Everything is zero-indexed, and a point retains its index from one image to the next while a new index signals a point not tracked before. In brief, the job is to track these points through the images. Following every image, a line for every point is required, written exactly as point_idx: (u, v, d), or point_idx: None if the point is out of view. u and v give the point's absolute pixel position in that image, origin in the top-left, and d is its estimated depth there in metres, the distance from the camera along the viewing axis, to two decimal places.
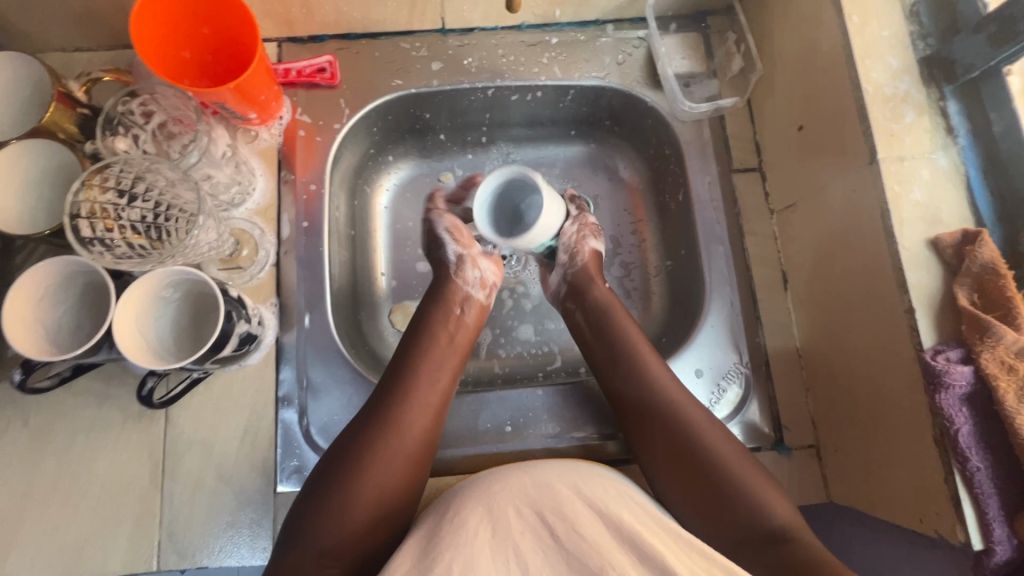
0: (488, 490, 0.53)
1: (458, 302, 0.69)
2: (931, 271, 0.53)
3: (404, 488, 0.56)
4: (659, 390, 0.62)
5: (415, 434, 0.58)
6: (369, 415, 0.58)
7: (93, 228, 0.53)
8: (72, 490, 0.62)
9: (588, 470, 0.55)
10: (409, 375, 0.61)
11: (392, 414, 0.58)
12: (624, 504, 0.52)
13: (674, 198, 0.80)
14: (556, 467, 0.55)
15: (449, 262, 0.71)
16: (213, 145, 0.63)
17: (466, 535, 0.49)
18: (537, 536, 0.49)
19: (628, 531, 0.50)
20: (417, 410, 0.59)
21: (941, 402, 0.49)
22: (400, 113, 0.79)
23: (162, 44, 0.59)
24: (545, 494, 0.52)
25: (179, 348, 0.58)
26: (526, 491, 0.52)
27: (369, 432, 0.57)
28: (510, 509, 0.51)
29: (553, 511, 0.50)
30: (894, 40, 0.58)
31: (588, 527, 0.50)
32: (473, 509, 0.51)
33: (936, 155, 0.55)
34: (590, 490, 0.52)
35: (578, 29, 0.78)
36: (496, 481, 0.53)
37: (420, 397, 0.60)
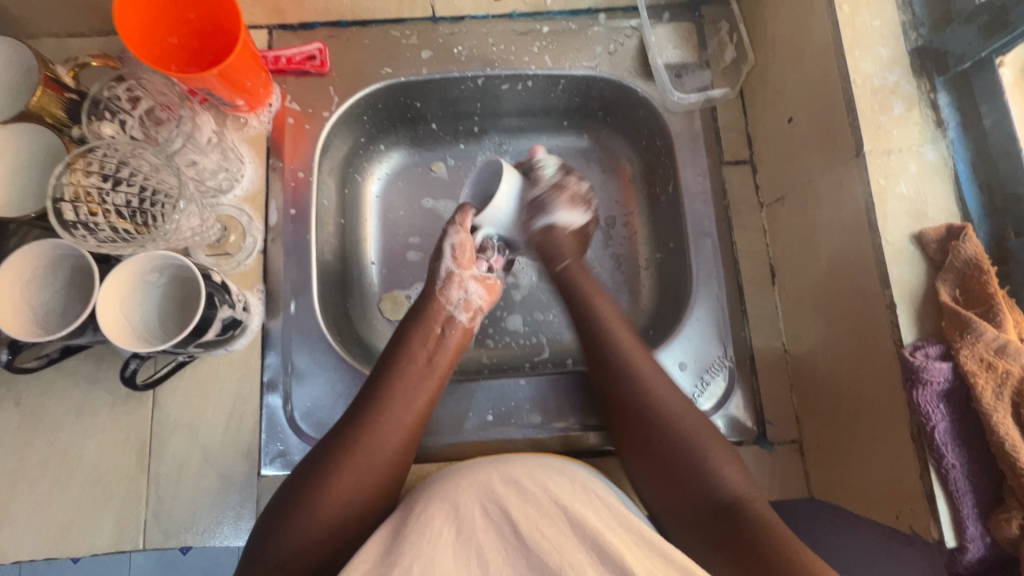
0: (456, 486, 0.53)
1: (438, 313, 0.69)
2: (915, 267, 0.52)
3: (375, 490, 0.57)
4: (642, 391, 0.62)
5: (391, 438, 0.59)
6: (349, 419, 0.60)
7: (77, 212, 0.54)
8: (61, 468, 0.64)
9: (557, 467, 0.56)
10: (388, 380, 0.62)
11: (369, 417, 0.59)
12: (586, 503, 0.52)
13: (664, 190, 0.79)
14: (524, 463, 0.55)
15: (438, 278, 0.71)
16: (198, 131, 0.63)
17: (430, 533, 0.49)
18: (501, 531, 0.50)
19: (589, 531, 0.50)
20: (393, 411, 0.60)
21: (918, 399, 0.49)
22: (390, 101, 0.79)
23: (147, 29, 0.59)
24: (512, 490, 0.52)
25: (164, 331, 0.59)
26: (493, 488, 0.52)
27: (346, 431, 0.58)
28: (476, 508, 0.51)
29: (518, 509, 0.51)
30: (885, 31, 0.57)
31: (552, 528, 0.50)
32: (439, 506, 0.51)
33: (923, 148, 0.54)
34: (556, 486, 0.53)
35: (570, 18, 0.78)
36: (469, 472, 0.54)
37: (398, 401, 0.61)
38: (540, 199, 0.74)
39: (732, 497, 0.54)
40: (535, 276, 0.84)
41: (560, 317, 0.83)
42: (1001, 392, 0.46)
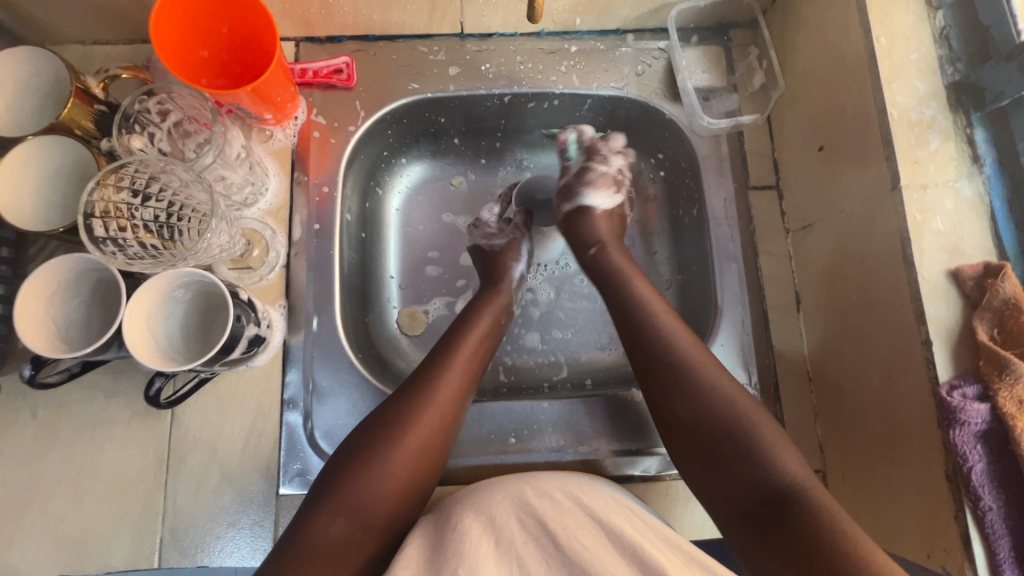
0: (489, 500, 0.53)
1: (503, 302, 0.72)
2: (951, 303, 0.52)
3: (436, 457, 0.57)
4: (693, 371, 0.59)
5: (456, 406, 0.60)
6: (413, 383, 0.60)
7: (106, 227, 0.53)
8: (77, 483, 0.63)
9: (589, 484, 0.55)
10: (452, 348, 0.63)
11: (437, 382, 0.60)
12: (621, 516, 0.52)
13: (688, 212, 0.79)
14: (556, 480, 0.56)
15: (512, 276, 0.75)
16: (228, 146, 0.62)
17: (469, 541, 0.49)
18: (542, 542, 0.49)
19: (628, 542, 0.49)
20: (452, 377, 0.61)
21: (955, 439, 0.48)
22: (415, 116, 0.78)
23: (180, 42, 0.59)
24: (547, 504, 0.52)
25: (189, 349, 0.58)
26: (528, 501, 0.52)
27: (407, 395, 0.58)
28: (513, 521, 0.51)
29: (555, 519, 0.50)
30: (922, 64, 0.57)
31: (588, 537, 0.49)
32: (475, 519, 0.51)
33: (960, 184, 0.54)
34: (589, 502, 0.53)
35: (598, 38, 0.77)
36: (498, 490, 0.54)
37: (462, 371, 0.62)
38: (570, 183, 0.76)
39: (792, 486, 0.50)
40: (554, 293, 0.84)
41: (580, 336, 0.82)
42: None
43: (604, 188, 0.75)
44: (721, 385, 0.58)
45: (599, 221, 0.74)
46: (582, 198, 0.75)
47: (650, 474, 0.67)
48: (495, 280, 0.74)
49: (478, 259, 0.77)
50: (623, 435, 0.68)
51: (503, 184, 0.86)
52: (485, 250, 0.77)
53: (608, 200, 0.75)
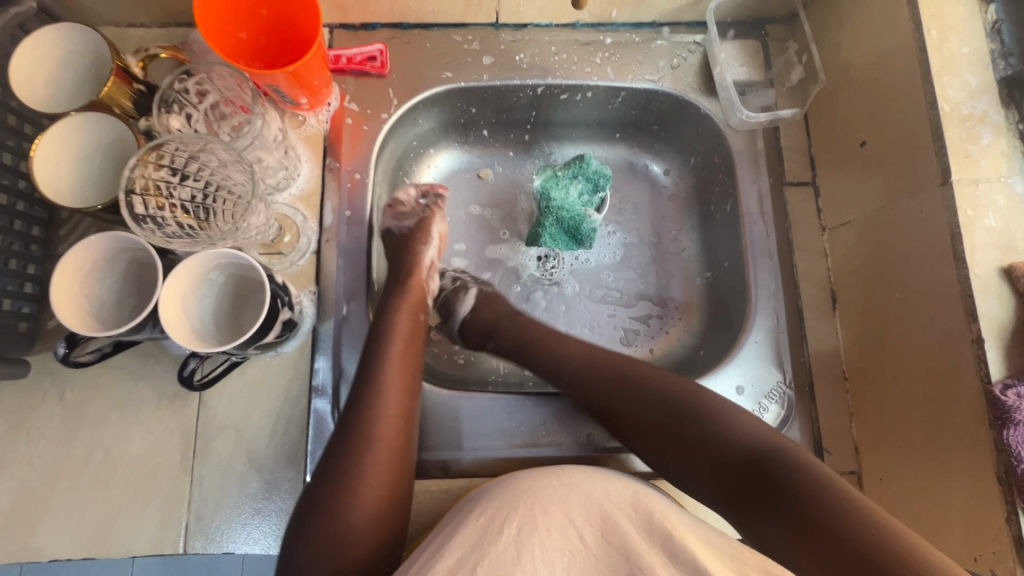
0: (513, 490, 0.52)
1: (418, 298, 0.68)
2: (1003, 301, 0.51)
3: (398, 490, 0.54)
4: (660, 403, 0.58)
5: (403, 426, 0.57)
6: (347, 417, 0.56)
7: (146, 206, 0.52)
8: (103, 466, 0.62)
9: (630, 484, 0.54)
10: (377, 370, 0.59)
11: (370, 415, 0.55)
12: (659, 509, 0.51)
13: (719, 208, 0.78)
14: (586, 473, 0.54)
15: (424, 263, 0.71)
16: (267, 129, 0.62)
17: (493, 530, 0.48)
18: (567, 532, 0.48)
19: (659, 530, 0.49)
20: (387, 400, 0.57)
21: (1008, 439, 0.47)
22: (447, 106, 0.78)
23: (223, 24, 0.58)
24: (575, 495, 0.51)
25: (220, 333, 0.57)
26: (555, 493, 0.51)
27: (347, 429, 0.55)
28: (537, 508, 0.50)
29: (581, 512, 0.50)
30: (974, 58, 0.55)
31: (619, 533, 0.48)
32: (503, 508, 0.50)
33: (1012, 180, 0.53)
34: (623, 494, 0.52)
35: (633, 30, 0.77)
36: (526, 482, 0.53)
37: (395, 391, 0.58)
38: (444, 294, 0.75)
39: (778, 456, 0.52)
40: (579, 287, 0.83)
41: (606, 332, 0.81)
42: None
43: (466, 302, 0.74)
44: (651, 402, 0.59)
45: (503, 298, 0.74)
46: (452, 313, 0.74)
47: None
48: (406, 276, 0.69)
49: (388, 244, 0.73)
50: None
51: (530, 178, 0.85)
52: (392, 234, 0.73)
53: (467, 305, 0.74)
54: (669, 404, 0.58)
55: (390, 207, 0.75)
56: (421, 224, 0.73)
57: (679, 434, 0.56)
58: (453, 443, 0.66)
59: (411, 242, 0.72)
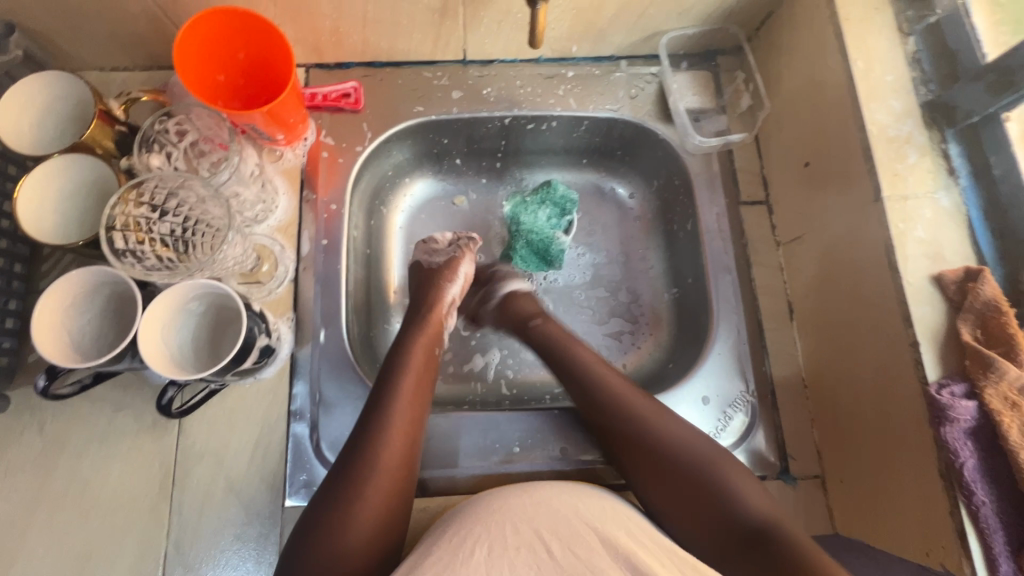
0: (488, 508, 0.54)
1: (435, 331, 0.70)
2: (935, 307, 0.54)
3: (394, 517, 0.55)
4: (634, 413, 0.62)
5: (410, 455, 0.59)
6: (352, 444, 0.57)
7: (126, 240, 0.55)
8: (83, 497, 0.63)
9: (590, 493, 0.57)
10: (387, 399, 0.60)
11: (377, 441, 0.57)
12: (620, 523, 0.54)
13: (682, 227, 0.82)
14: (557, 488, 0.57)
15: (445, 298, 0.74)
16: (244, 164, 0.65)
17: (465, 550, 0.51)
18: (535, 549, 0.51)
19: (621, 550, 0.51)
20: (397, 428, 0.59)
21: (946, 436, 0.50)
22: (420, 138, 0.82)
23: (202, 68, 0.62)
24: (544, 511, 0.54)
25: (198, 361, 0.59)
26: (526, 509, 0.54)
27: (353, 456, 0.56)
28: (508, 527, 0.52)
29: (549, 527, 0.52)
30: (898, 85, 0.61)
31: (584, 547, 0.52)
32: (476, 527, 0.52)
33: (938, 195, 0.58)
34: (588, 510, 0.55)
35: (593, 64, 0.82)
36: (499, 500, 0.55)
37: (404, 420, 0.59)
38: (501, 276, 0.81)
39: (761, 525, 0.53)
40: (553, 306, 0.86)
41: None
42: None
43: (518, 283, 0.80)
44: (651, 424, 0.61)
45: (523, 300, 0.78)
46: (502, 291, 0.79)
47: None
48: (426, 309, 0.72)
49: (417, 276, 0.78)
50: None
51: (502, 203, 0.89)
52: (424, 268, 0.78)
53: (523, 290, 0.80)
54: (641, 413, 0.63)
55: (425, 244, 0.80)
56: (450, 263, 0.77)
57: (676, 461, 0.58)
58: (430, 462, 0.68)
59: (438, 277, 0.76)
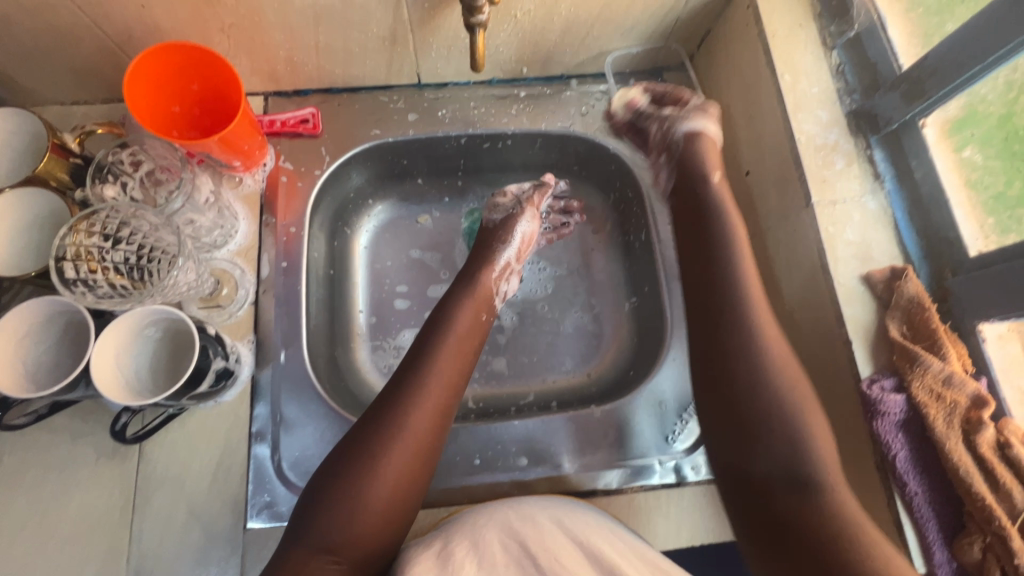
0: (474, 525, 0.57)
1: (484, 298, 0.72)
2: (866, 305, 0.57)
3: (416, 483, 0.57)
4: (755, 328, 0.59)
5: (443, 418, 0.61)
6: (387, 406, 0.59)
7: (77, 270, 0.56)
8: (41, 528, 0.62)
9: (581, 509, 0.60)
10: (426, 365, 0.62)
11: (413, 405, 0.59)
12: (599, 533, 0.57)
13: (637, 237, 0.85)
14: (541, 504, 0.60)
15: (499, 262, 0.75)
16: (197, 192, 0.67)
17: (453, 563, 0.52)
18: (522, 563, 0.54)
19: (604, 559, 0.54)
20: (435, 390, 0.61)
21: (879, 430, 0.52)
22: (379, 159, 0.84)
23: (154, 101, 0.64)
24: (529, 525, 0.56)
25: (156, 385, 0.60)
26: (511, 524, 0.56)
27: (385, 416, 0.58)
28: (496, 542, 0.55)
29: (539, 542, 0.55)
30: (822, 97, 0.64)
31: (567, 556, 0.54)
32: (462, 543, 0.55)
33: (865, 199, 0.61)
34: (575, 527, 0.57)
35: (545, 84, 0.85)
36: (484, 516, 0.58)
37: (441, 386, 0.61)
38: (668, 118, 0.77)
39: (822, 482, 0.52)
40: (518, 318, 0.87)
41: (545, 360, 0.85)
42: (951, 421, 0.50)
43: (701, 114, 0.75)
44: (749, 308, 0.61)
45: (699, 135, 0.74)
46: (687, 126, 0.75)
47: (612, 487, 0.68)
48: (479, 272, 0.74)
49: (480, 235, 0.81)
50: (591, 449, 0.71)
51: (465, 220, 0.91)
52: (485, 226, 0.80)
53: (710, 126, 0.75)
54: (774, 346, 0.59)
55: (491, 200, 0.82)
56: (509, 222, 0.79)
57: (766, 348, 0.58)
58: None
59: (498, 233, 0.78)
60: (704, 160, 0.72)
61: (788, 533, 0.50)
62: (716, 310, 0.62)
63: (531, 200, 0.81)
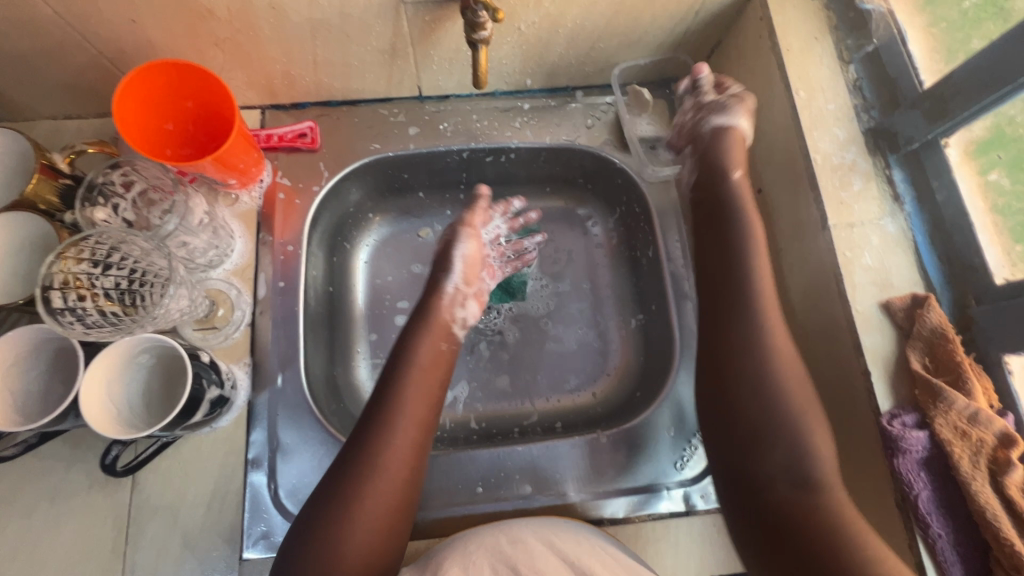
0: (463, 550, 0.55)
1: (441, 328, 0.68)
2: (885, 334, 0.54)
3: (397, 527, 0.55)
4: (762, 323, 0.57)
5: (416, 460, 0.58)
6: (362, 447, 0.56)
7: (65, 298, 0.54)
8: (30, 560, 0.60)
9: (572, 528, 0.59)
10: (393, 402, 0.59)
11: (378, 451, 0.56)
12: (592, 552, 0.55)
13: (644, 254, 0.83)
14: (530, 524, 0.58)
15: (447, 291, 0.70)
16: (190, 213, 0.64)
17: None
18: None
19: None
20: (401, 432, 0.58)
21: (900, 468, 0.50)
22: (379, 174, 0.82)
23: (145, 118, 0.62)
24: (520, 549, 0.54)
25: (149, 414, 0.58)
26: (503, 550, 0.55)
27: (351, 465, 0.55)
28: (486, 568, 0.53)
29: (527, 564, 0.53)
30: (839, 114, 0.61)
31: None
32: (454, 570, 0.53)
33: (884, 221, 0.58)
34: (563, 545, 0.55)
35: (549, 95, 0.83)
36: (475, 542, 0.56)
37: (413, 424, 0.59)
38: (712, 104, 0.68)
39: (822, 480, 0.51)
40: (521, 335, 0.85)
41: (549, 379, 0.83)
42: (977, 460, 0.48)
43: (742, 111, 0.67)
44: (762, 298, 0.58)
45: (729, 140, 0.66)
46: (723, 117, 0.67)
47: (618, 517, 0.66)
48: (429, 305, 0.69)
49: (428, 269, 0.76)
50: (600, 474, 0.69)
51: None
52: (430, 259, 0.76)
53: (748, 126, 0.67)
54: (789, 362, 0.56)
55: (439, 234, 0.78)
56: (446, 249, 0.73)
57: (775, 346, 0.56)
58: None
59: (438, 266, 0.73)
60: (723, 159, 0.66)
61: (781, 531, 0.50)
62: (722, 303, 0.59)
63: (466, 219, 0.75)
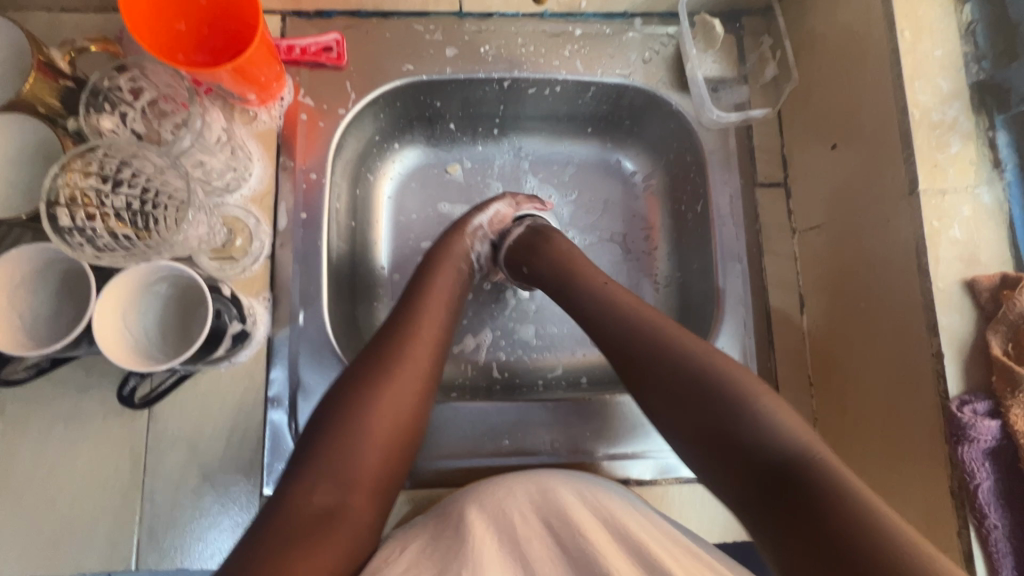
0: (493, 495, 0.53)
1: (460, 255, 0.67)
2: (964, 315, 0.50)
3: (407, 437, 0.53)
4: (618, 304, 0.61)
5: (433, 363, 0.57)
6: (377, 355, 0.55)
7: (73, 217, 0.49)
8: (47, 483, 0.59)
9: (599, 483, 0.56)
10: (416, 313, 0.59)
11: (399, 356, 0.55)
12: (629, 513, 0.53)
13: (691, 208, 0.76)
14: (562, 474, 0.56)
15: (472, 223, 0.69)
16: (208, 129, 0.58)
17: (472, 538, 0.49)
18: (544, 540, 0.51)
19: (633, 539, 0.50)
20: (419, 342, 0.57)
21: (963, 455, 0.48)
22: (409, 100, 0.74)
23: (153, 15, 0.54)
24: (552, 502, 0.52)
25: (165, 345, 0.55)
26: (534, 499, 0.53)
27: (374, 364, 0.55)
28: (516, 514, 0.52)
29: (559, 519, 0.51)
30: (947, 62, 0.54)
31: (594, 535, 0.51)
32: (482, 517, 0.51)
33: (979, 190, 0.52)
34: (599, 500, 0.53)
35: (604, 21, 0.73)
36: (505, 487, 0.54)
37: (430, 334, 0.58)
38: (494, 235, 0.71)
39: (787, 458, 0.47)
40: None
41: (575, 332, 0.80)
42: None
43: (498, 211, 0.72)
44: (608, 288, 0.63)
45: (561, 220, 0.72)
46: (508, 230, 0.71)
47: (645, 479, 0.65)
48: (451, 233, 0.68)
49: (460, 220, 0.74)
50: (625, 435, 0.67)
51: (499, 174, 0.82)
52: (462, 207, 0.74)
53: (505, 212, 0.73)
54: (712, 391, 0.52)
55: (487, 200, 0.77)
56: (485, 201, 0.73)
57: (641, 326, 0.58)
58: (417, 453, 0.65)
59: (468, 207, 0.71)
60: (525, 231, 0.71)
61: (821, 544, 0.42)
62: (580, 293, 0.64)
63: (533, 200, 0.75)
